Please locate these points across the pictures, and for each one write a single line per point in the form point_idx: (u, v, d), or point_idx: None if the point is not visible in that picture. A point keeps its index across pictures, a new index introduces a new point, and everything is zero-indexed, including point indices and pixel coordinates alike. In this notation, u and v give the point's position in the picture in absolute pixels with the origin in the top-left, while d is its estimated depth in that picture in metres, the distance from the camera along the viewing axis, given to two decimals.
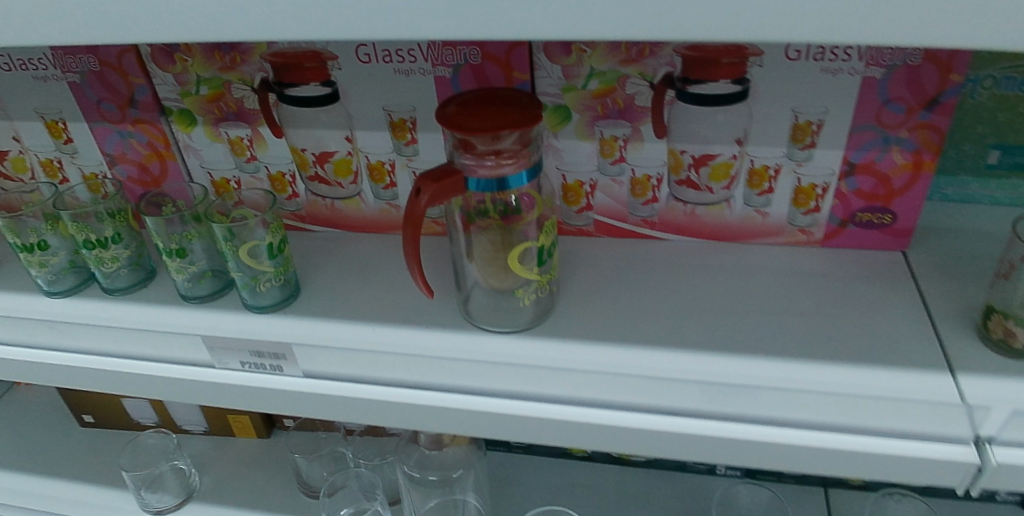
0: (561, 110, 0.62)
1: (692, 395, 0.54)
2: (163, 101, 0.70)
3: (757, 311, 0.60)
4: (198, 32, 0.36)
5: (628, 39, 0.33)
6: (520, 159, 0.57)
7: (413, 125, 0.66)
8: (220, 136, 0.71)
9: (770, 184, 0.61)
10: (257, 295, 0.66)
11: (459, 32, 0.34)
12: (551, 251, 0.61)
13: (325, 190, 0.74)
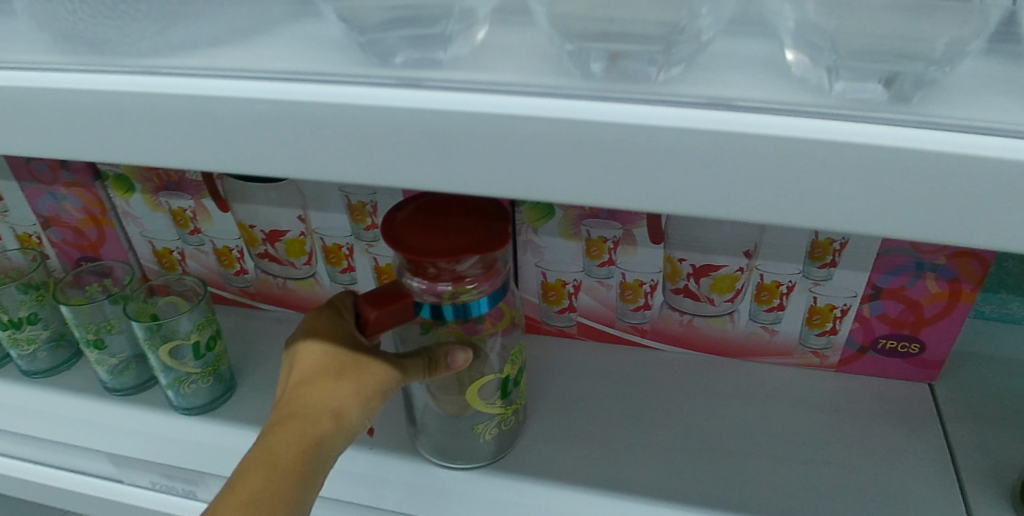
0: (543, 204, 0.54)
1: None
2: (99, 165, 0.60)
3: (763, 454, 0.53)
4: (152, 127, 0.30)
5: (698, 190, 0.26)
6: (488, 281, 0.46)
7: (374, 210, 0.56)
8: (160, 206, 0.61)
9: (781, 300, 0.55)
10: (184, 396, 0.55)
11: (486, 154, 0.27)
12: (517, 379, 0.52)
13: (276, 269, 0.63)
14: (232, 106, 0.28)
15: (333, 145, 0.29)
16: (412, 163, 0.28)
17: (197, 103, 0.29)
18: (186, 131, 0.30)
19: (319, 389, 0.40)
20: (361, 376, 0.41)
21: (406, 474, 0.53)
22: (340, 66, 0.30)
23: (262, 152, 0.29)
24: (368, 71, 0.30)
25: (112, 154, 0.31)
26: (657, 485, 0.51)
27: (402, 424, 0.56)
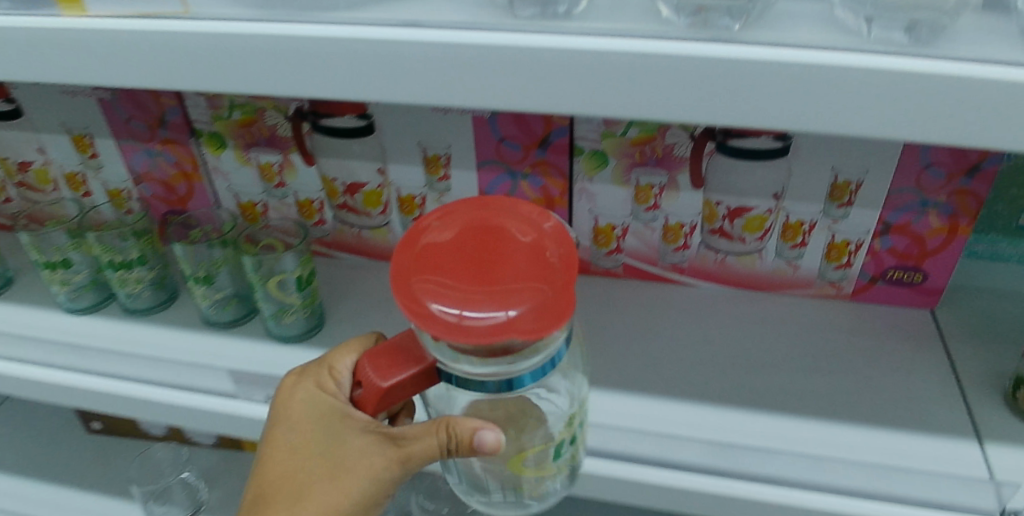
0: (598, 155, 0.60)
1: (725, 458, 0.53)
2: (194, 124, 0.66)
3: (792, 367, 0.61)
4: (338, 67, 0.37)
5: (787, 117, 0.33)
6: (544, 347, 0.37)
7: (447, 162, 0.62)
8: (249, 161, 0.68)
9: (804, 238, 0.63)
10: (286, 325, 0.63)
11: (621, 89, 0.34)
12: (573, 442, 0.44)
13: (353, 219, 0.70)
14: (408, 51, 0.35)
15: (483, 75, 0.35)
16: (545, 92, 0.35)
17: (381, 49, 0.36)
18: (367, 71, 0.36)
19: (281, 509, 0.44)
20: (342, 492, 0.43)
21: None
22: (483, 19, 0.38)
23: (429, 88, 0.36)
24: (509, 20, 0.37)
25: (299, 90, 0.38)
26: (705, 394, 0.59)
27: None
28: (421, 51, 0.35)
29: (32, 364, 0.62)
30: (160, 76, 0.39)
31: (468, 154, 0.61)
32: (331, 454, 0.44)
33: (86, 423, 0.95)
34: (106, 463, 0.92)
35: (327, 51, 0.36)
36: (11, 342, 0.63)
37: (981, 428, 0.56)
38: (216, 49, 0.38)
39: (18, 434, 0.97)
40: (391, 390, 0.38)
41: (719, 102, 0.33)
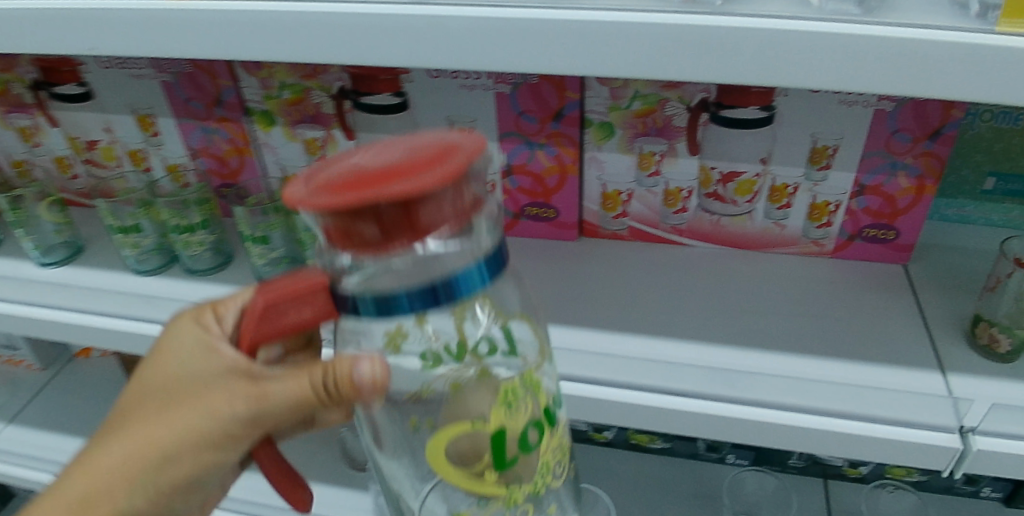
0: (606, 126, 0.67)
1: (716, 383, 0.59)
2: (247, 103, 0.75)
3: (779, 313, 0.69)
4: None
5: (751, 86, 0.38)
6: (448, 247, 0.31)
7: (473, 135, 0.68)
8: (296, 136, 0.75)
9: (788, 199, 0.72)
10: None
11: (620, 68, 0.39)
12: (515, 415, 0.39)
13: None
14: None
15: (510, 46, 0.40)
16: (561, 56, 0.40)
17: None
18: None
19: (141, 425, 0.42)
20: (193, 423, 0.40)
21: None
22: None
23: None
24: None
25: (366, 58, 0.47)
26: (702, 335, 0.66)
27: None
28: None
29: (118, 317, 0.70)
30: None
31: (491, 127, 0.67)
32: (185, 384, 0.41)
33: None
34: None
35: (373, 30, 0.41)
36: (84, 295, 0.71)
37: (946, 361, 0.64)
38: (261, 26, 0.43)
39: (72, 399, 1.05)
40: (272, 316, 0.34)
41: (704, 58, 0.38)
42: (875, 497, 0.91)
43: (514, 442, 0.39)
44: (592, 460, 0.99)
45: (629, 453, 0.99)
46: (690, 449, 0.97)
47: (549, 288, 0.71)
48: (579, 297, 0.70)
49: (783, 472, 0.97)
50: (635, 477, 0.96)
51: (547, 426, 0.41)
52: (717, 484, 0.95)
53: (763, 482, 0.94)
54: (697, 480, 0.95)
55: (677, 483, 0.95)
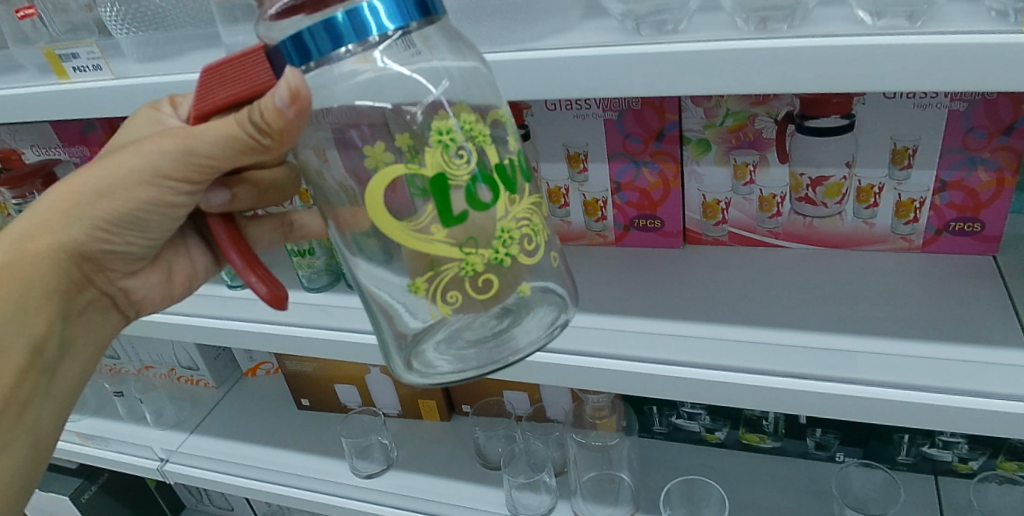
0: (703, 142, 0.76)
1: (809, 362, 0.65)
2: None
3: (871, 301, 0.74)
4: (553, 77, 0.57)
5: (861, 78, 0.49)
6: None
7: (586, 157, 0.78)
8: None
9: (875, 199, 0.78)
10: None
11: (762, 69, 0.51)
12: (459, 153, 0.40)
13: None
14: (605, 64, 0.55)
15: (620, 73, 0.55)
16: (663, 77, 0.54)
17: (580, 64, 0.55)
18: (571, 81, 0.56)
19: (89, 169, 0.50)
20: (131, 162, 0.48)
21: (613, 324, 0.74)
22: (633, 40, 0.57)
23: (608, 84, 0.56)
24: (635, 37, 0.57)
25: (523, 93, 0.58)
26: (802, 323, 0.72)
27: (606, 297, 0.78)
28: (611, 63, 0.55)
29: (277, 325, 0.79)
30: None
31: (603, 149, 0.77)
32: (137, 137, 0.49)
33: (298, 400, 1.16)
34: (301, 431, 1.13)
35: (519, 69, 0.57)
36: (251, 307, 0.83)
37: None
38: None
39: (233, 409, 1.19)
40: (218, 78, 0.40)
41: (811, 73, 0.50)
42: (982, 492, 0.90)
43: (458, 190, 0.40)
44: (702, 457, 1.03)
45: (740, 453, 1.02)
46: (801, 446, 1.00)
47: (658, 292, 0.78)
48: (688, 295, 0.77)
49: (893, 469, 0.97)
50: (745, 473, 1.00)
51: (497, 182, 0.40)
52: (825, 481, 0.97)
53: (869, 478, 0.94)
54: (807, 475, 0.98)
55: (787, 476, 0.98)
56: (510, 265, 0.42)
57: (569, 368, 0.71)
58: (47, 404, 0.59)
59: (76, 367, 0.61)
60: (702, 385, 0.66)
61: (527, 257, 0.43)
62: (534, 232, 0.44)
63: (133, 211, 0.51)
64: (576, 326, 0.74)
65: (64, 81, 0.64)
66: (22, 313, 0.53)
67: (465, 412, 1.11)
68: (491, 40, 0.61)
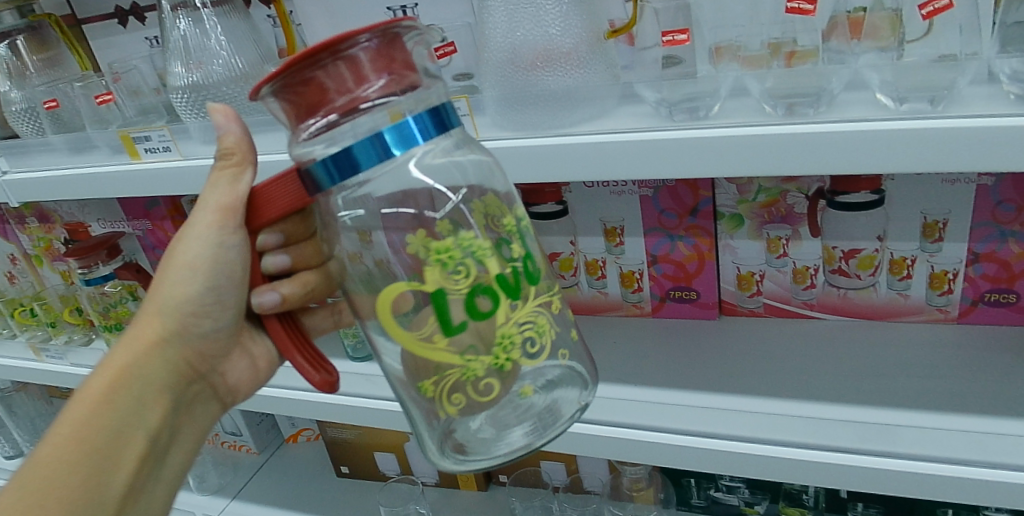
0: (736, 217, 0.79)
1: (848, 435, 0.65)
2: None
3: (908, 374, 0.74)
4: (596, 159, 0.59)
5: (898, 164, 0.52)
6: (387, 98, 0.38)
7: (623, 231, 0.80)
8: None
9: (909, 271, 0.79)
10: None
11: (800, 153, 0.54)
12: (456, 267, 0.41)
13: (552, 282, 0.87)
14: (648, 148, 0.58)
15: (661, 157, 0.58)
16: (696, 162, 0.57)
17: (626, 149, 0.58)
18: (617, 165, 0.59)
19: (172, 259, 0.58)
20: (185, 259, 0.57)
21: (650, 395, 0.75)
22: (670, 124, 0.59)
23: (649, 166, 0.59)
24: (668, 122, 0.60)
25: (567, 175, 0.61)
26: (840, 396, 0.72)
27: (643, 368, 0.79)
28: (654, 149, 0.58)
29: (323, 394, 0.81)
30: None
31: (639, 224, 0.79)
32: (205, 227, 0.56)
33: (337, 468, 1.16)
34: (338, 499, 1.13)
35: (561, 155, 0.60)
36: (297, 376, 0.84)
37: None
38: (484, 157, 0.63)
39: (271, 475, 1.20)
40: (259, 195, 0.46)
41: (846, 158, 0.53)
42: None
43: (457, 304, 0.41)
44: None
45: None
46: None
47: (692, 362, 0.79)
48: (722, 368, 0.78)
49: None
50: None
51: (499, 292, 0.42)
52: None
53: None
54: None
55: None
56: (515, 368, 0.44)
57: (607, 440, 0.71)
58: (161, 487, 0.64)
59: (181, 453, 0.65)
60: (741, 458, 0.66)
61: (530, 359, 0.44)
62: (540, 332, 0.45)
63: (204, 294, 0.58)
64: (601, 396, 0.76)
65: (136, 162, 0.67)
66: (142, 402, 0.59)
67: (502, 482, 1.11)
68: (533, 124, 0.63)
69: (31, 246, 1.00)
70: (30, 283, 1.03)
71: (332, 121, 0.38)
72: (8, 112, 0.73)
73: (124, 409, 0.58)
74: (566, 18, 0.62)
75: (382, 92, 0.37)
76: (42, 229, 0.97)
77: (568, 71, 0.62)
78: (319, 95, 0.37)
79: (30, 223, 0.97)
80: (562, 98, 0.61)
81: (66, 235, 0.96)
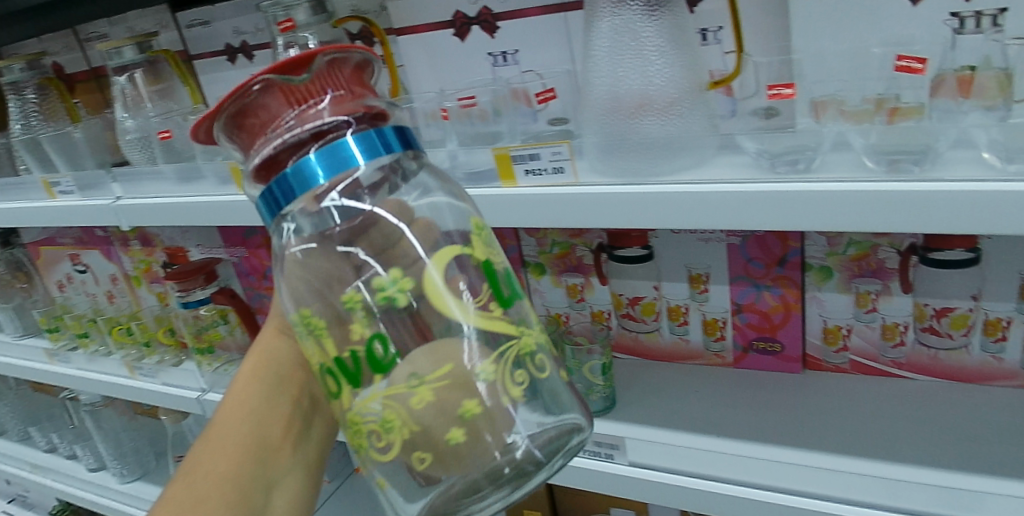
0: (825, 269, 0.78)
1: (928, 498, 0.61)
2: (525, 258, 0.88)
3: (1007, 438, 0.68)
4: (700, 206, 0.59)
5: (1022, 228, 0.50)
6: (328, 121, 0.40)
7: (708, 278, 0.80)
8: (561, 283, 0.87)
9: (1004, 332, 0.75)
10: (591, 401, 0.77)
11: (915, 211, 0.52)
12: (308, 342, 0.43)
13: (632, 326, 0.86)
14: (751, 197, 0.57)
15: (765, 208, 0.57)
16: (798, 214, 0.56)
17: (734, 198, 0.58)
18: (731, 220, 0.59)
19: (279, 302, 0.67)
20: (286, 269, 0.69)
21: (730, 445, 0.71)
22: (770, 178, 0.59)
23: (751, 219, 0.58)
24: (771, 173, 0.59)
25: (668, 224, 0.61)
26: (933, 459, 0.67)
27: (722, 417, 0.75)
28: (761, 203, 0.57)
29: None
30: (576, 220, 0.62)
31: (726, 271, 0.79)
32: None
33: None
34: None
35: (664, 201, 0.60)
36: None
37: None
38: (582, 204, 0.62)
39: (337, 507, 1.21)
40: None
41: (966, 215, 0.51)
42: None
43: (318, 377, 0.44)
44: None
45: None
46: None
47: (775, 415, 0.75)
48: (808, 425, 0.74)
49: None
50: None
51: (335, 376, 0.42)
52: None
53: None
54: None
55: None
56: (370, 453, 0.43)
57: (683, 490, 0.68)
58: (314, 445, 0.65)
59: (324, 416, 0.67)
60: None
61: (381, 454, 0.42)
62: (387, 428, 0.41)
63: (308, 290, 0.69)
64: (651, 441, 0.72)
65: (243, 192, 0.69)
66: (280, 376, 0.65)
67: None
68: (631, 171, 0.63)
69: (131, 268, 1.04)
70: (127, 303, 1.08)
71: (275, 150, 0.40)
72: (122, 141, 0.79)
73: (266, 380, 0.64)
74: (669, 67, 0.62)
75: (319, 112, 0.40)
76: (143, 251, 1.01)
77: (668, 119, 0.63)
78: (253, 129, 0.41)
79: (133, 246, 1.01)
80: (661, 146, 0.62)
81: (165, 259, 1.00)
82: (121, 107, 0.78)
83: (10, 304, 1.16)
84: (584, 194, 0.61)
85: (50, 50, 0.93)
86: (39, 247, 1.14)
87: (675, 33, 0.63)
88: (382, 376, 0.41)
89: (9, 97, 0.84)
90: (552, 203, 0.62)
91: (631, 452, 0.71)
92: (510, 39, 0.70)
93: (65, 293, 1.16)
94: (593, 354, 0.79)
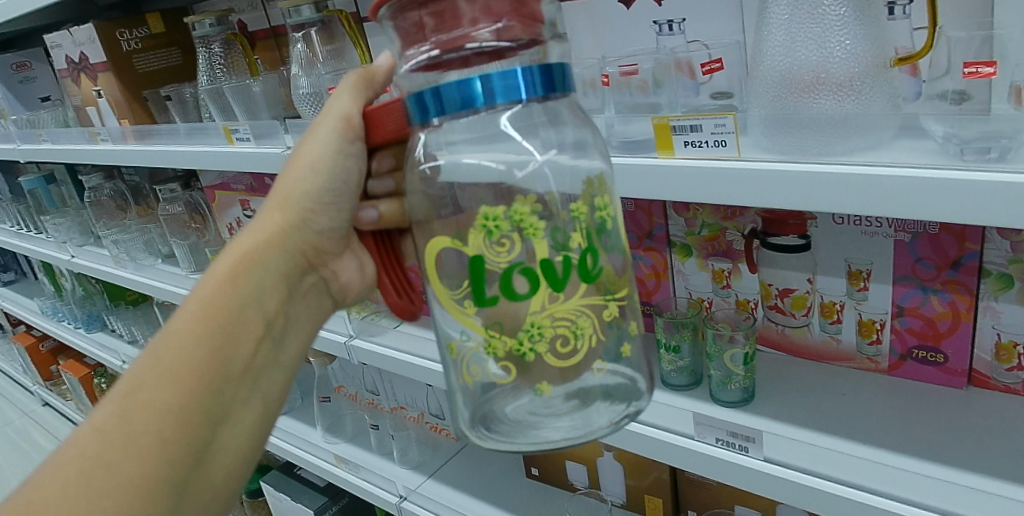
0: (1006, 277, 0.67)
1: None
2: (672, 237, 0.85)
3: None
4: (861, 189, 0.52)
5: None
6: (498, 42, 0.39)
7: (868, 276, 0.74)
8: (706, 267, 0.85)
9: None
10: (729, 391, 0.75)
11: None
12: (502, 237, 0.41)
13: (779, 319, 0.83)
14: (928, 178, 0.49)
15: (952, 195, 0.48)
16: (997, 206, 0.47)
17: (907, 179, 0.50)
18: (904, 207, 0.51)
19: (255, 247, 0.58)
20: (305, 159, 0.58)
21: (864, 452, 0.66)
22: (949, 161, 0.51)
23: (925, 209, 0.50)
24: (954, 161, 0.50)
25: (827, 205, 0.54)
26: None
27: (862, 427, 0.70)
28: (938, 186, 0.49)
29: None
30: (731, 195, 0.59)
31: (890, 268, 0.73)
32: (281, 241, 0.59)
33: (528, 469, 1.12)
34: (519, 495, 1.10)
35: (829, 185, 0.53)
36: None
37: None
38: (738, 180, 0.58)
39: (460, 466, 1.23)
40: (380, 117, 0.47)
41: None
42: None
43: (494, 276, 0.41)
44: None
45: None
46: None
47: (933, 429, 0.68)
48: (974, 445, 0.66)
49: None
50: None
51: (538, 279, 0.40)
52: None
53: None
54: None
55: None
56: (540, 361, 0.42)
57: (810, 490, 0.64)
58: (271, 371, 0.60)
59: (290, 348, 0.62)
60: None
61: (557, 358, 0.42)
62: (577, 334, 0.42)
63: (326, 192, 0.58)
64: (789, 438, 0.68)
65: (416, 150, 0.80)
66: (260, 291, 0.57)
67: None
68: (799, 149, 0.58)
69: None
70: None
71: (439, 52, 0.39)
72: (297, 95, 0.86)
73: (234, 297, 0.55)
74: (854, 38, 0.57)
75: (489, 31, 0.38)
76: None
77: (847, 95, 0.57)
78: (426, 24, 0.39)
79: None
80: (837, 121, 0.56)
81: None
82: (296, 65, 0.84)
83: (188, 242, 1.32)
84: (745, 170, 0.57)
85: (237, 9, 1.03)
86: (214, 191, 1.25)
87: (864, 1, 0.57)
88: (587, 286, 0.41)
89: (200, 51, 0.94)
90: (710, 177, 0.59)
91: (768, 448, 0.68)
92: (677, 9, 0.70)
93: (233, 236, 1.27)
94: (735, 342, 0.76)
